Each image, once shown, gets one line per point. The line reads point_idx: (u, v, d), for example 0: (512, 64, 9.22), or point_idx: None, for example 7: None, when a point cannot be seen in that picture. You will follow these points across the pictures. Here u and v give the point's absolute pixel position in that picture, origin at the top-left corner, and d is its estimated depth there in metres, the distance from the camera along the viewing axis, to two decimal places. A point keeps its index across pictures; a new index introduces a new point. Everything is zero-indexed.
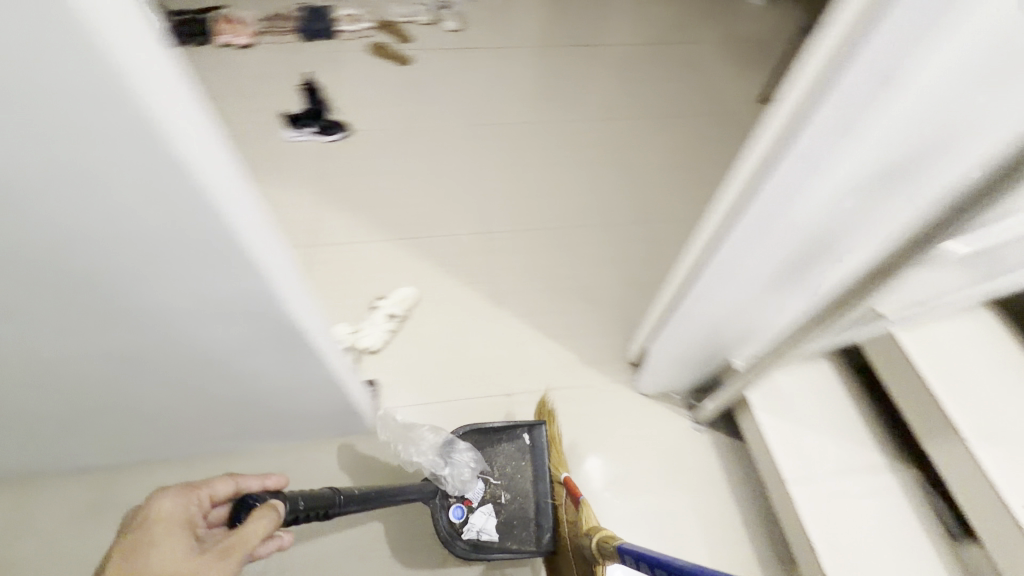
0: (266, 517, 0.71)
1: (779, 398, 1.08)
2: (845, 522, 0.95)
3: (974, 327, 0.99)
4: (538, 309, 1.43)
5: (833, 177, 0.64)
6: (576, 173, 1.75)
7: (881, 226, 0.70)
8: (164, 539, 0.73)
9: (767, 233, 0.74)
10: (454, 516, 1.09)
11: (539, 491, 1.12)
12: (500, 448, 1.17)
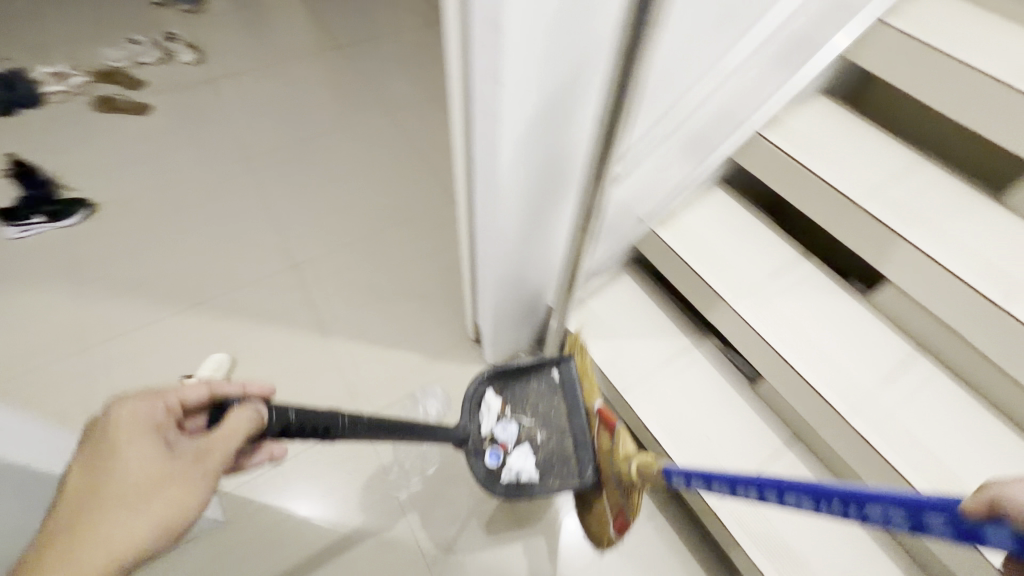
0: (252, 418, 0.63)
1: (596, 324, 1.19)
2: (673, 406, 1.08)
3: (712, 207, 1.16)
4: (372, 323, 1.38)
5: (516, 141, 0.68)
6: (372, 175, 1.70)
7: (574, 152, 0.78)
8: (128, 441, 0.59)
9: (496, 202, 0.77)
10: (489, 462, 1.03)
11: (575, 425, 1.04)
12: (529, 386, 1.09)
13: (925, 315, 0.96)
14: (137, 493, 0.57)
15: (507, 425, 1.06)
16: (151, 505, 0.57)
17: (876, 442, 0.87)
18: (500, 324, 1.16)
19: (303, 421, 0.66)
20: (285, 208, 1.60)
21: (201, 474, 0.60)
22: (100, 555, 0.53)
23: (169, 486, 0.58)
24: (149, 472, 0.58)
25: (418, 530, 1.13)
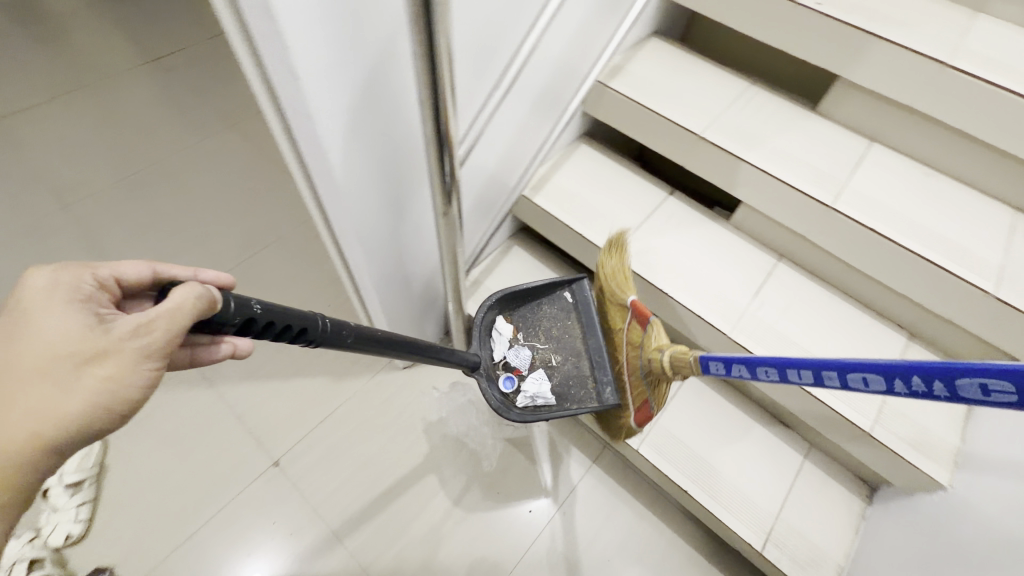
0: (191, 301, 0.42)
1: None
2: None
3: (580, 164, 1.18)
4: (264, 357, 1.27)
5: (347, 159, 0.65)
6: (228, 195, 1.53)
7: (416, 151, 0.77)
8: (57, 314, 0.45)
9: (347, 218, 0.73)
10: (505, 387, 0.98)
11: (592, 346, 1.03)
12: (542, 312, 1.06)
13: (775, 227, 1.05)
14: (62, 378, 0.44)
15: (520, 352, 1.02)
16: (77, 388, 0.44)
17: (758, 350, 0.95)
18: (399, 325, 1.11)
19: (277, 317, 0.47)
20: (130, 253, 1.39)
21: (140, 357, 0.45)
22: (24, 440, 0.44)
23: (102, 363, 0.44)
24: (71, 345, 0.44)
25: (361, 559, 1.06)
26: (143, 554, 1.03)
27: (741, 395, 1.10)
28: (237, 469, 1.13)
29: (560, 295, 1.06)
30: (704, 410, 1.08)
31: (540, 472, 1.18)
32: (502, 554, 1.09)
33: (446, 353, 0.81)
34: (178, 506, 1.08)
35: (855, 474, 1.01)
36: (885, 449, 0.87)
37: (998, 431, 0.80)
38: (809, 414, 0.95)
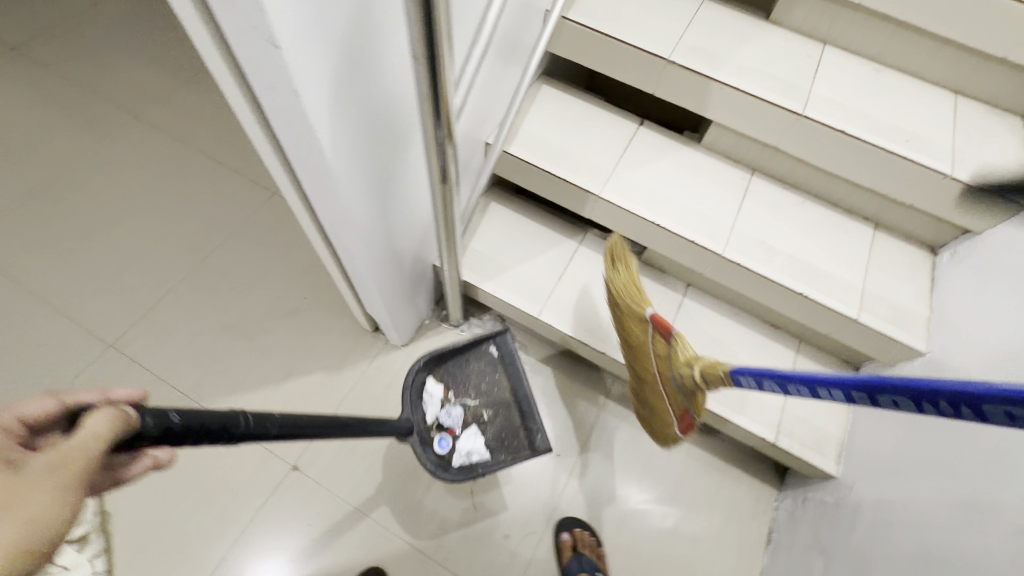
0: (105, 422, 0.40)
1: (489, 262, 1.15)
2: (584, 305, 1.14)
3: (546, 107, 1.14)
4: (250, 364, 1.18)
5: (334, 135, 0.58)
6: (156, 199, 1.36)
7: (396, 118, 0.70)
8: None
9: (342, 202, 0.67)
10: (440, 448, 1.07)
11: (517, 396, 1.13)
12: (469, 370, 1.15)
13: (745, 142, 1.08)
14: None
15: (454, 412, 1.11)
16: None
17: (751, 265, 1.00)
18: (396, 304, 1.06)
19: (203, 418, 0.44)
20: (59, 283, 1.23)
21: (64, 492, 0.40)
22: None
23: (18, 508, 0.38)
24: None
25: (405, 537, 1.07)
26: None
27: (732, 308, 1.17)
28: (254, 481, 1.08)
29: (485, 350, 1.15)
30: (702, 328, 1.14)
31: (559, 418, 1.21)
32: (539, 501, 1.14)
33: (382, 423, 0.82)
34: (202, 533, 1.03)
35: (841, 358, 1.11)
36: (871, 332, 0.96)
37: (965, 297, 0.90)
38: (800, 314, 1.03)
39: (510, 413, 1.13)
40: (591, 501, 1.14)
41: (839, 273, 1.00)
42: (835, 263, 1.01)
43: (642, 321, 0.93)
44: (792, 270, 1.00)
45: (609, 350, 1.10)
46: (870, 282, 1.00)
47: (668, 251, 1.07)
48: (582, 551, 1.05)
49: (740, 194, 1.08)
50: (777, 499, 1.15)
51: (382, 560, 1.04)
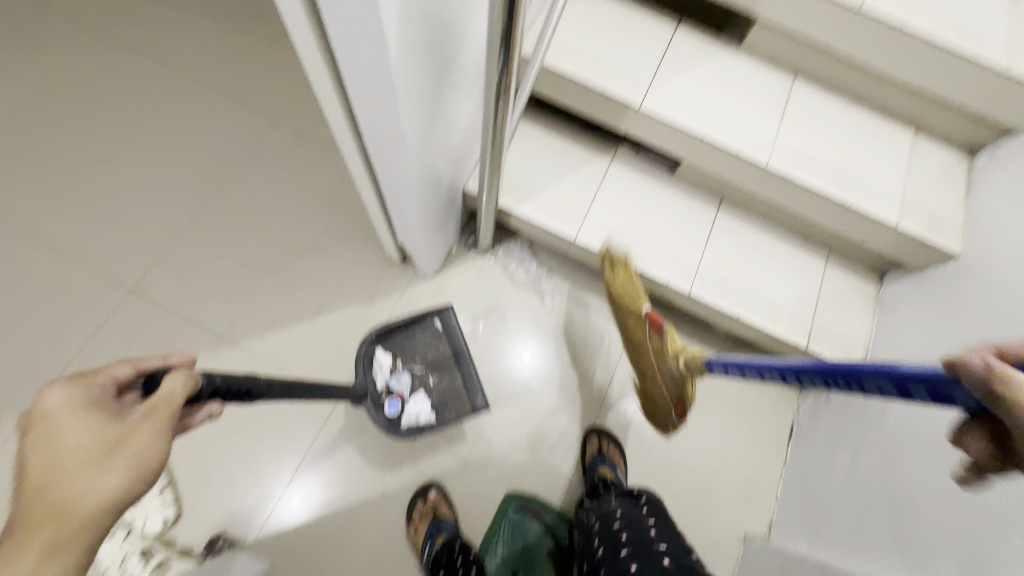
0: (185, 380, 0.50)
1: (519, 186, 1.13)
2: (620, 225, 1.12)
3: (574, 10, 1.05)
4: (279, 303, 1.21)
5: (405, 34, 0.52)
6: (158, 142, 1.32)
7: (455, 16, 0.63)
8: (60, 426, 0.45)
9: (400, 128, 0.63)
10: (389, 412, 1.06)
11: (463, 364, 1.12)
12: (413, 339, 1.13)
13: (787, 44, 1.02)
14: (75, 481, 0.43)
15: (401, 379, 1.10)
16: (93, 486, 0.43)
17: (795, 175, 0.98)
18: (430, 229, 1.04)
19: (234, 382, 0.59)
20: (80, 234, 1.23)
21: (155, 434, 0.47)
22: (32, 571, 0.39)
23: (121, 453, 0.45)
24: (87, 444, 0.45)
25: (455, 456, 1.12)
26: (248, 515, 1.04)
27: (764, 221, 1.17)
28: (302, 414, 1.10)
29: (430, 321, 1.13)
30: (736, 242, 1.14)
31: (593, 336, 1.23)
32: (578, 415, 1.18)
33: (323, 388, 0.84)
34: (259, 463, 1.07)
35: (868, 265, 1.14)
36: (907, 237, 0.97)
37: (1004, 197, 0.91)
38: (837, 223, 1.03)
39: (459, 379, 1.12)
40: (628, 412, 1.19)
41: (879, 179, 1.00)
42: (875, 168, 1.00)
43: (639, 318, 0.95)
44: (831, 176, 0.99)
45: (647, 267, 1.10)
46: (909, 188, 1.00)
47: (706, 163, 1.05)
48: (607, 453, 1.10)
49: (781, 99, 1.04)
50: (799, 401, 1.21)
51: (434, 475, 1.10)
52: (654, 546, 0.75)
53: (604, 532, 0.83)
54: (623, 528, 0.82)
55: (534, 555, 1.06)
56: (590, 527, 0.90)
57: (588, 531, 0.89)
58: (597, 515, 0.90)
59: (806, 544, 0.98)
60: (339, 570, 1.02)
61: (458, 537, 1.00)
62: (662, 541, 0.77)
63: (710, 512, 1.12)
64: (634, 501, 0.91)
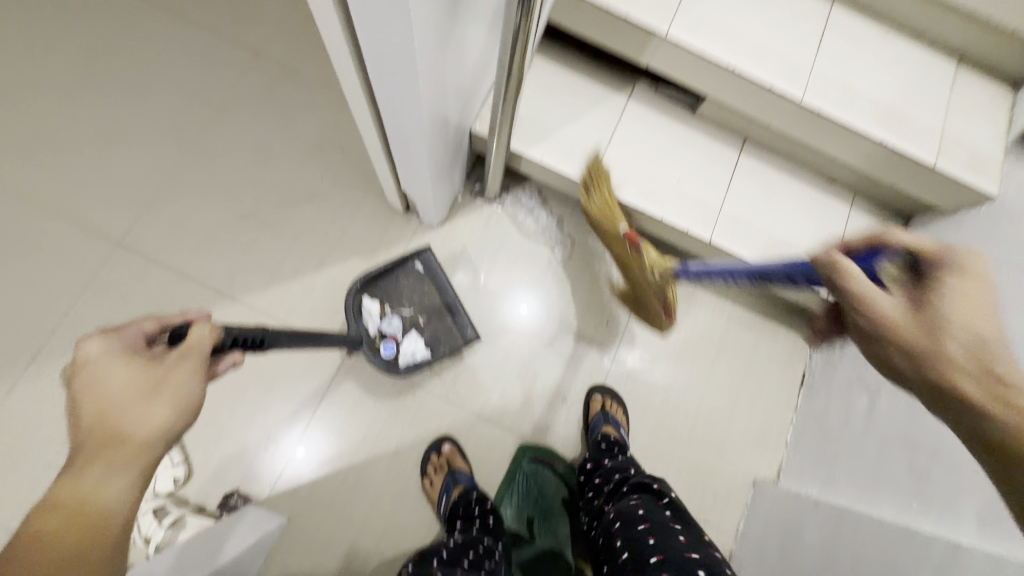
0: (211, 329, 0.54)
1: (530, 126, 1.05)
2: (638, 168, 1.05)
3: None
4: (277, 256, 1.15)
5: None
6: (134, 83, 1.21)
7: None
8: (103, 370, 0.49)
9: (414, 53, 0.55)
10: (386, 354, 1.07)
11: (449, 300, 1.13)
12: (398, 284, 1.13)
13: None
14: (126, 416, 0.47)
15: (392, 323, 1.10)
16: (144, 420, 0.48)
17: (831, 111, 0.92)
18: (436, 174, 0.97)
19: (245, 333, 0.60)
20: (58, 185, 1.15)
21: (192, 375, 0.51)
22: (104, 490, 0.43)
23: (163, 391, 0.49)
24: (132, 384, 0.49)
25: (468, 408, 1.11)
26: (262, 471, 1.04)
27: (788, 162, 1.11)
28: (311, 365, 1.09)
29: (410, 264, 1.13)
30: (758, 185, 1.08)
31: (606, 288, 1.19)
32: (590, 367, 1.16)
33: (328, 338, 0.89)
34: (270, 418, 1.06)
35: (894, 209, 1.09)
36: (943, 178, 0.92)
37: None
38: (868, 162, 0.98)
39: (449, 316, 1.12)
40: (641, 363, 1.17)
41: (917, 115, 0.93)
42: (913, 103, 0.94)
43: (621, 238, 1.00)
44: (867, 112, 0.93)
45: (666, 213, 1.04)
46: (948, 124, 0.94)
47: (733, 98, 0.97)
48: (609, 411, 1.09)
49: (817, 26, 0.95)
50: (812, 348, 1.20)
51: (446, 428, 1.09)
52: (688, 557, 0.66)
53: (627, 534, 0.73)
54: (651, 531, 0.71)
55: (549, 504, 1.07)
56: (605, 522, 0.79)
57: (603, 529, 0.79)
58: (614, 512, 0.79)
59: (818, 487, 1.00)
60: (357, 522, 1.03)
61: (475, 490, 0.99)
62: (696, 550, 0.68)
63: (723, 458, 1.12)
64: (657, 491, 0.80)
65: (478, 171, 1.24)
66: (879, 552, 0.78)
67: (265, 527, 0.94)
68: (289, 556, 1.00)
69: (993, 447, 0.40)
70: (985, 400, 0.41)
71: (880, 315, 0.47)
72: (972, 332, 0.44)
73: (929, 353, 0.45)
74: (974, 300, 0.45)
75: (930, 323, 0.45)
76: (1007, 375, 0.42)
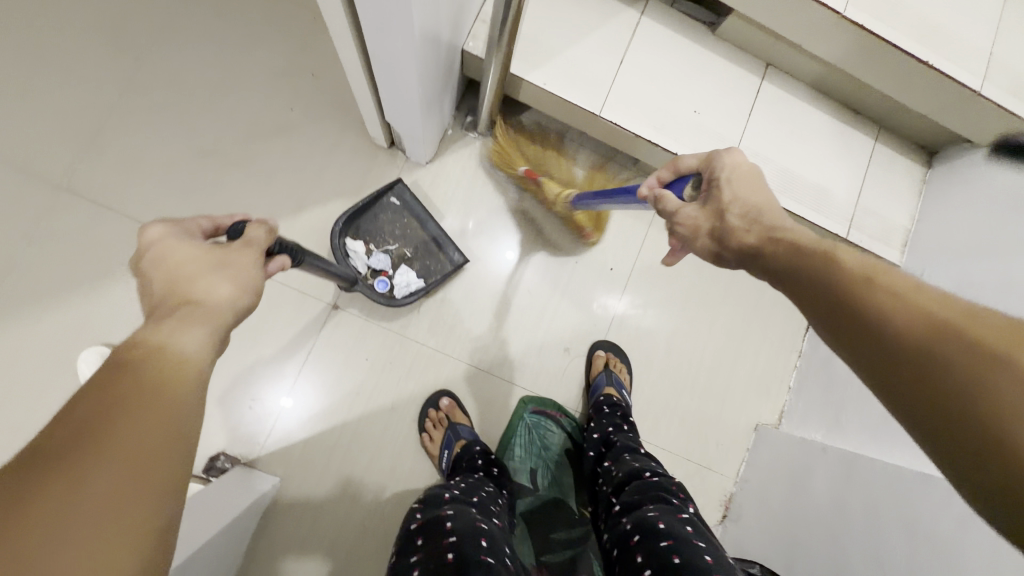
0: (268, 228, 0.55)
1: (531, 45, 0.92)
2: (651, 95, 0.94)
3: None
4: (249, 199, 1.03)
5: None
6: None
7: None
8: (169, 248, 0.48)
9: None
10: (382, 290, 1.01)
11: (433, 229, 1.04)
12: (378, 222, 1.03)
13: None
14: (195, 285, 0.45)
15: (381, 262, 1.02)
16: (212, 288, 0.45)
17: (874, 26, 0.82)
18: (429, 97, 0.84)
19: (286, 246, 0.59)
20: None
21: (253, 261, 0.50)
22: (180, 342, 0.39)
23: (227, 268, 0.48)
24: (197, 256, 0.48)
25: (467, 361, 1.05)
26: (250, 431, 0.98)
27: (812, 90, 1.01)
28: (298, 316, 1.02)
29: (386, 198, 1.03)
30: (780, 114, 0.99)
31: (610, 232, 1.12)
32: (592, 315, 1.10)
33: (337, 271, 0.84)
34: (255, 375, 1.00)
35: (916, 144, 1.03)
36: (984, 106, 0.85)
37: None
38: (902, 88, 0.90)
39: (438, 246, 1.04)
40: (645, 311, 1.12)
41: (960, 35, 0.85)
42: (954, 20, 0.86)
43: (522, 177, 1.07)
44: (907, 26, 0.84)
45: (682, 146, 0.94)
46: (989, 45, 0.86)
47: (761, 12, 0.87)
48: (613, 369, 1.05)
49: None
50: None
51: (444, 380, 1.04)
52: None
53: (646, 550, 0.59)
54: (675, 548, 0.58)
55: (552, 456, 1.05)
56: (616, 531, 0.66)
57: (613, 538, 0.66)
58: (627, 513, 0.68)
59: (822, 433, 0.99)
60: (354, 481, 0.98)
61: (479, 443, 0.96)
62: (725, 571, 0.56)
63: (728, 406, 1.11)
64: (675, 505, 0.67)
65: (469, 103, 1.11)
66: (900, 517, 0.74)
67: (258, 491, 0.90)
68: (281, 517, 0.95)
69: (787, 278, 0.46)
70: (775, 246, 0.48)
71: (687, 220, 0.56)
72: (750, 205, 0.52)
73: (729, 234, 0.52)
74: (747, 183, 0.54)
75: (717, 210, 0.53)
76: (781, 226, 0.50)
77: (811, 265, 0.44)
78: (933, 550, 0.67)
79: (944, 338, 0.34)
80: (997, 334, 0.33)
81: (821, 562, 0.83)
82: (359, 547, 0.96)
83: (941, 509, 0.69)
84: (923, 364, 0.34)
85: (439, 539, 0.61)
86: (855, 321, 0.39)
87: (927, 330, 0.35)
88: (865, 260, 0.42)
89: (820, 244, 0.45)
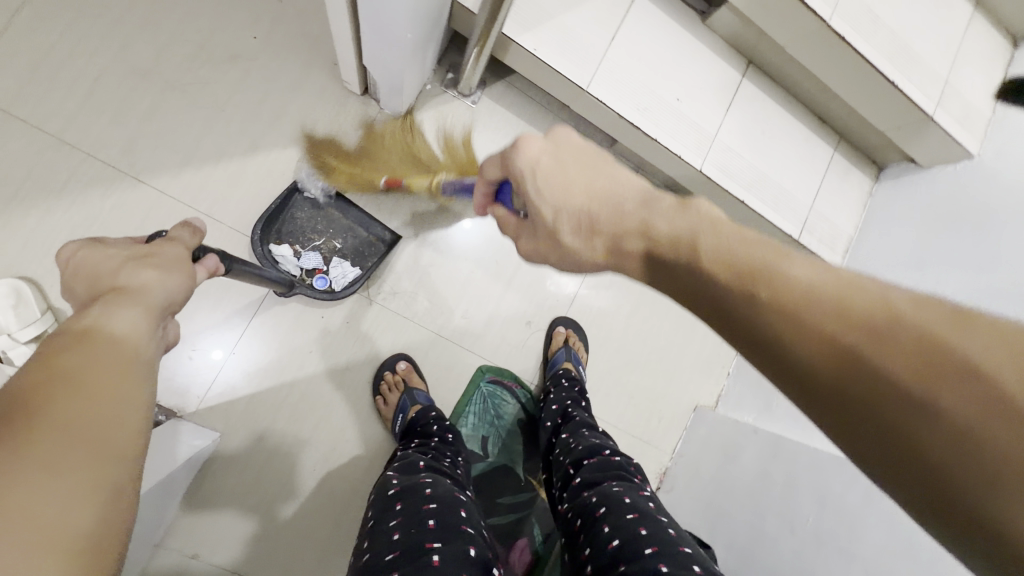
0: (189, 229, 0.55)
1: (526, 6, 0.88)
2: (638, 76, 0.94)
3: None
4: (200, 131, 0.93)
5: None
6: None
7: None
8: (88, 255, 0.45)
9: None
10: (320, 287, 0.96)
11: (356, 218, 0.99)
12: (297, 219, 0.97)
13: None
14: (122, 275, 0.43)
15: (311, 258, 0.97)
16: (141, 275, 0.44)
17: (852, 38, 0.86)
18: (415, 44, 0.79)
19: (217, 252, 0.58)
20: None
21: (178, 253, 0.49)
22: (120, 328, 0.38)
23: (152, 259, 0.46)
24: (120, 256, 0.45)
25: (427, 327, 1.04)
26: (186, 385, 0.91)
27: (786, 94, 1.05)
28: None
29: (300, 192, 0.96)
30: (755, 114, 1.02)
31: None
32: (555, 289, 1.12)
33: (271, 275, 0.81)
34: (196, 324, 0.93)
35: (869, 158, 1.11)
36: (934, 130, 0.92)
37: None
38: (867, 103, 0.96)
39: (370, 233, 1.00)
40: (605, 288, 1.15)
41: (925, 59, 0.91)
42: (920, 45, 0.91)
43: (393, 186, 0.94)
44: (879, 44, 0.88)
45: (662, 131, 0.95)
46: (946, 73, 0.93)
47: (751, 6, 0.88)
48: (571, 346, 1.07)
49: None
50: None
51: (403, 342, 1.02)
52: (682, 551, 0.57)
53: (613, 522, 0.62)
54: (641, 521, 0.61)
55: (506, 426, 1.07)
56: (580, 502, 0.68)
57: (577, 509, 0.68)
58: (592, 486, 0.70)
59: (753, 416, 1.08)
60: (302, 440, 0.95)
61: (434, 409, 0.93)
62: (686, 543, 0.60)
63: (673, 385, 1.17)
64: (636, 482, 0.71)
65: (452, 58, 1.06)
66: (818, 489, 0.82)
67: (197, 445, 0.84)
68: (221, 467, 0.90)
69: (737, 339, 0.36)
70: (688, 271, 0.40)
71: (531, 251, 0.55)
72: (576, 209, 0.48)
73: (575, 255, 0.50)
74: (559, 182, 0.50)
75: (547, 230, 0.51)
76: (640, 227, 0.44)
77: (756, 319, 0.34)
78: (834, 519, 0.77)
79: (863, 388, 0.29)
80: (907, 362, 0.28)
81: (742, 529, 0.92)
82: (306, 503, 0.93)
83: (849, 484, 0.78)
84: (861, 413, 0.29)
85: (420, 504, 0.59)
86: (783, 370, 0.33)
87: (843, 369, 0.30)
88: (819, 284, 0.33)
89: (746, 274, 0.36)
